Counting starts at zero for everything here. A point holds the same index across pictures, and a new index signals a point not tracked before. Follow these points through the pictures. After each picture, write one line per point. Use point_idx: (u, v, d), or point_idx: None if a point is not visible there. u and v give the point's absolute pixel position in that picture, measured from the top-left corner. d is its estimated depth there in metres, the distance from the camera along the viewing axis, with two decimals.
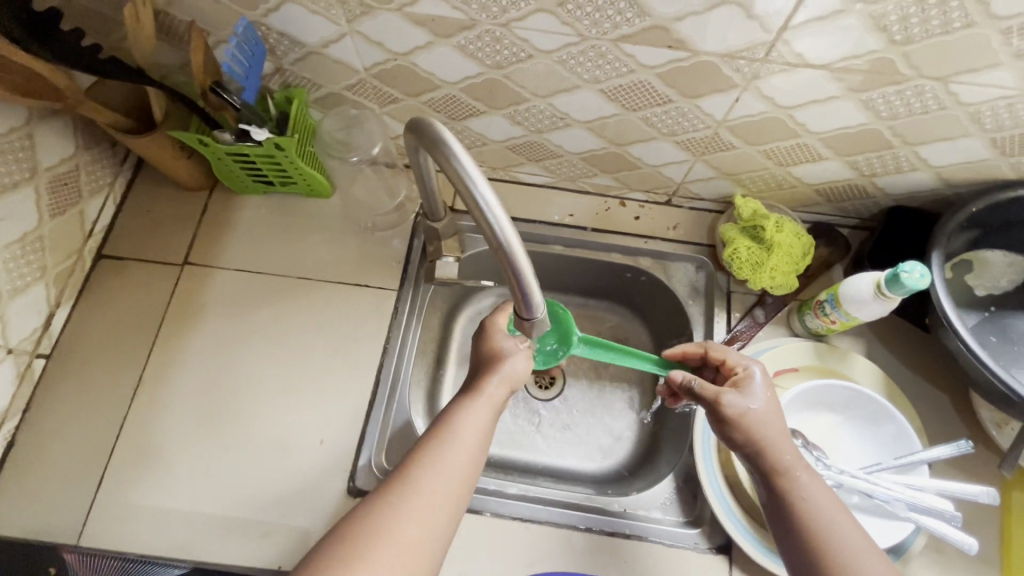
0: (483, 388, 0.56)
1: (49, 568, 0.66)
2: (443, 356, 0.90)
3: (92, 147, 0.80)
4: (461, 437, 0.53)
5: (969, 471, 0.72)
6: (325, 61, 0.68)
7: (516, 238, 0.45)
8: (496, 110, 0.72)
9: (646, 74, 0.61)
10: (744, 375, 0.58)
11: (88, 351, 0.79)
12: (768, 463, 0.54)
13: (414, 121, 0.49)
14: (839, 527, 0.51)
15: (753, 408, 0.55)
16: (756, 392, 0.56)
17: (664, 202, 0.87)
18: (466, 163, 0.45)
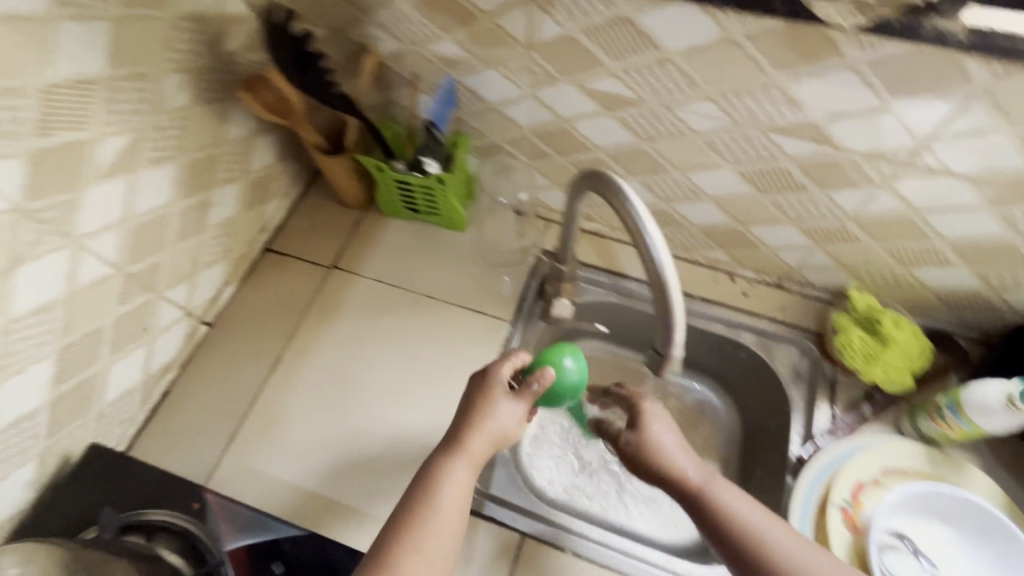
0: (466, 450, 0.56)
1: (192, 504, 0.68)
2: None
3: (285, 160, 0.96)
4: (447, 503, 0.54)
5: None
6: (498, 116, 0.80)
7: (675, 278, 0.51)
8: (634, 176, 0.80)
9: (786, 163, 0.68)
10: (639, 403, 0.64)
11: (241, 327, 0.90)
12: (679, 488, 0.59)
13: (594, 173, 0.58)
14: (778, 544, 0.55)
15: (655, 444, 0.61)
16: (656, 427, 0.62)
17: (774, 283, 0.90)
18: (645, 216, 0.52)
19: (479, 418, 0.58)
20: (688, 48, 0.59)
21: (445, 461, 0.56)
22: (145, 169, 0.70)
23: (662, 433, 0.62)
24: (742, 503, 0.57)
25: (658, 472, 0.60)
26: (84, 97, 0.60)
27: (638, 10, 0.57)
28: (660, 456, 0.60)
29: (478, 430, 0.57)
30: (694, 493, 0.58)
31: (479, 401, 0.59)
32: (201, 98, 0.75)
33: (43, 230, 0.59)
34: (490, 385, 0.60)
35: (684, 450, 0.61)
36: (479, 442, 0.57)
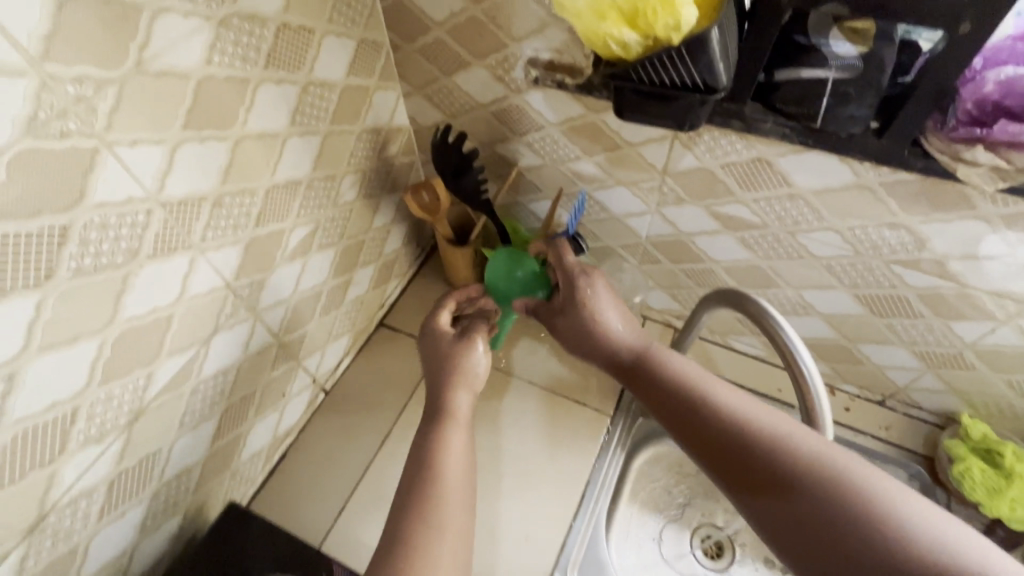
0: (453, 403, 0.67)
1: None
2: (620, 488, 0.93)
3: (409, 246, 1.07)
4: (452, 459, 0.61)
5: None
6: (618, 226, 0.88)
7: (823, 390, 0.57)
8: (745, 288, 0.86)
9: (905, 292, 0.72)
10: (574, 273, 0.70)
11: (356, 397, 0.97)
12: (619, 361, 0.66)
13: (739, 300, 0.63)
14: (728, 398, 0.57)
15: (592, 314, 0.68)
16: (594, 306, 0.68)
17: (876, 399, 0.91)
18: (802, 344, 0.57)
19: (452, 367, 0.69)
20: (821, 188, 0.65)
21: (438, 412, 0.66)
22: (314, 253, 0.79)
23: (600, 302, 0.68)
24: (679, 366, 0.63)
25: (599, 340, 0.67)
26: (290, 195, 0.70)
27: (778, 154, 0.65)
28: (598, 323, 0.67)
29: (457, 378, 0.69)
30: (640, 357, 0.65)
31: (449, 349, 0.71)
32: (363, 195, 0.86)
33: (237, 303, 0.68)
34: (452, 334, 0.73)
35: (617, 318, 0.68)
36: (463, 395, 0.68)
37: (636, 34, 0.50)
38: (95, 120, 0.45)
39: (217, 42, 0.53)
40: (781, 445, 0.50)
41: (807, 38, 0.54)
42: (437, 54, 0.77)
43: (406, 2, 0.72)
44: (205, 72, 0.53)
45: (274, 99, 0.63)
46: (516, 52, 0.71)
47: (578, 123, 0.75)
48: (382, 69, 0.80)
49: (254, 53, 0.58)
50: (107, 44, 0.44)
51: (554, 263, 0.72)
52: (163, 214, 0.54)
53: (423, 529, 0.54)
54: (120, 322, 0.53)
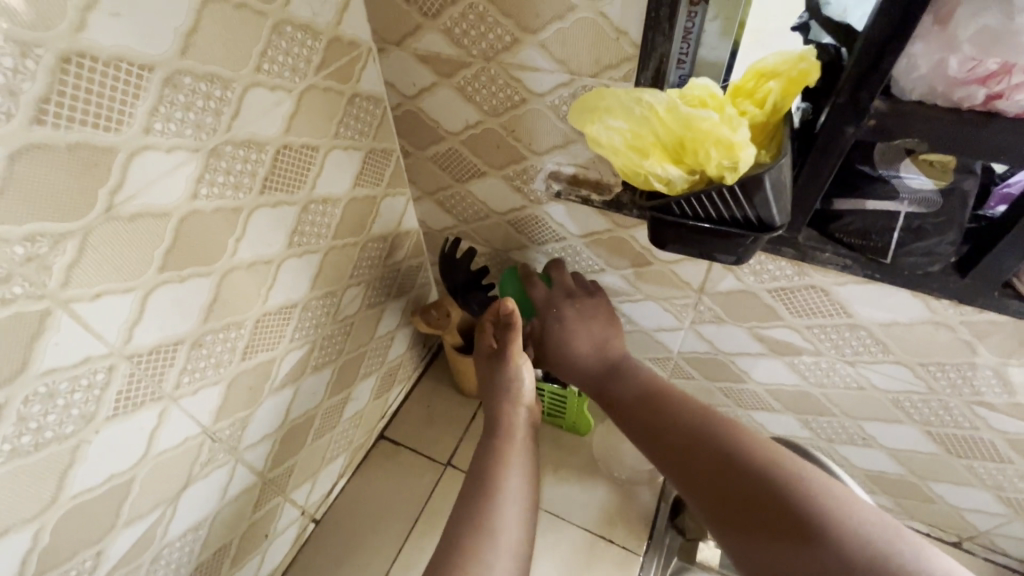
0: (511, 424, 0.62)
1: None
2: None
3: (415, 348, 0.99)
4: (510, 464, 0.56)
5: None
6: (647, 338, 0.80)
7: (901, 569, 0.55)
8: (791, 413, 0.76)
9: (990, 435, 0.62)
10: (559, 299, 0.70)
11: (350, 527, 0.86)
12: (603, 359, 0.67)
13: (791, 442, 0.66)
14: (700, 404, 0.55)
15: (581, 334, 0.68)
16: (572, 316, 0.69)
17: (952, 540, 0.78)
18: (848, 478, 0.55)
19: (500, 390, 0.65)
20: (887, 321, 0.57)
21: (488, 436, 0.61)
22: (309, 375, 0.71)
23: (589, 325, 0.69)
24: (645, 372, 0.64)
25: (579, 343, 0.68)
26: (284, 320, 0.63)
27: (835, 282, 0.57)
28: (578, 329, 0.69)
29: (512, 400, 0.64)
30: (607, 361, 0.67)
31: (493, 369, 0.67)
32: (367, 305, 0.79)
33: (215, 448, 0.59)
34: (493, 356, 0.69)
35: (596, 321, 0.69)
36: (518, 417, 0.63)
37: (681, 169, 0.44)
38: (49, 278, 0.39)
39: (206, 173, 0.48)
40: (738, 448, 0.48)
41: (874, 168, 0.48)
42: (450, 162, 0.72)
43: (419, 112, 0.68)
44: (191, 206, 0.47)
45: (270, 222, 0.57)
46: (537, 164, 0.65)
47: (603, 237, 0.69)
48: (391, 176, 0.75)
49: (249, 179, 0.52)
50: (70, 193, 0.38)
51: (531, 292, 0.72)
52: (128, 368, 0.46)
53: (477, 530, 0.49)
54: (65, 499, 0.45)
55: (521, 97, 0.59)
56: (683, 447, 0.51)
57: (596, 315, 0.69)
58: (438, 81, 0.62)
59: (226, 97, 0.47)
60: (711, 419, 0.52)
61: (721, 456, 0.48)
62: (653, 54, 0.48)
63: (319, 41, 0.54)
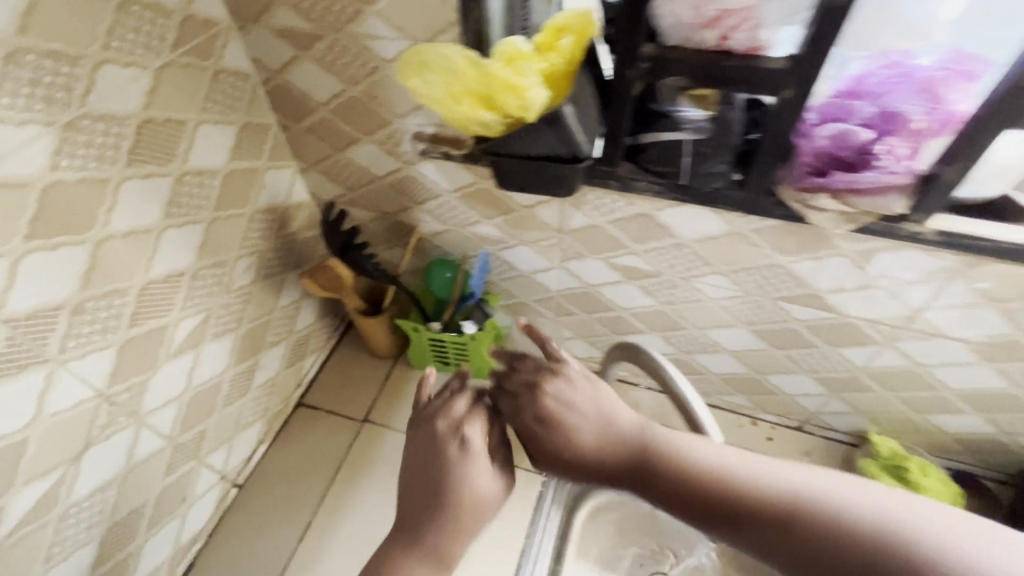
0: (429, 538, 0.50)
1: None
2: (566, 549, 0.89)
3: (326, 318, 1.04)
4: None
5: None
6: (528, 281, 0.89)
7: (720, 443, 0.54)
8: (656, 333, 0.88)
9: (796, 324, 0.75)
10: (508, 383, 0.56)
11: (274, 487, 0.91)
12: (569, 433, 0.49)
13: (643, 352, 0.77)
14: (698, 447, 0.45)
15: (538, 408, 0.52)
16: (535, 396, 0.52)
17: (795, 425, 0.94)
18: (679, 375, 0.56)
19: (425, 495, 0.52)
20: (699, 237, 0.69)
21: (402, 539, 0.51)
22: (208, 343, 0.75)
23: (543, 398, 0.52)
24: (633, 418, 0.49)
25: (540, 421, 0.51)
26: (172, 289, 0.67)
27: (656, 208, 0.68)
28: (539, 407, 0.51)
29: (456, 513, 0.50)
30: (639, 448, 0.46)
31: (432, 464, 0.52)
32: (262, 275, 0.84)
33: (114, 412, 0.63)
34: (426, 450, 0.54)
35: (556, 389, 0.52)
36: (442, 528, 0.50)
37: (494, 114, 0.52)
38: None
39: (63, 145, 0.51)
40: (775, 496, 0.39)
41: (660, 105, 0.58)
42: (325, 132, 0.78)
43: (287, 86, 0.72)
44: (51, 177, 0.51)
45: (141, 194, 0.60)
46: (400, 127, 0.72)
47: (470, 190, 0.77)
48: (272, 150, 0.79)
49: (112, 151, 0.56)
50: None
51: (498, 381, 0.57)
52: (5, 331, 0.50)
53: None
54: None
55: (372, 65, 0.65)
56: (725, 507, 0.40)
57: (558, 390, 0.52)
58: (298, 55, 0.67)
59: (75, 74, 0.50)
60: (726, 463, 0.42)
61: (767, 507, 0.39)
62: (470, 19, 0.56)
63: (170, 20, 0.58)
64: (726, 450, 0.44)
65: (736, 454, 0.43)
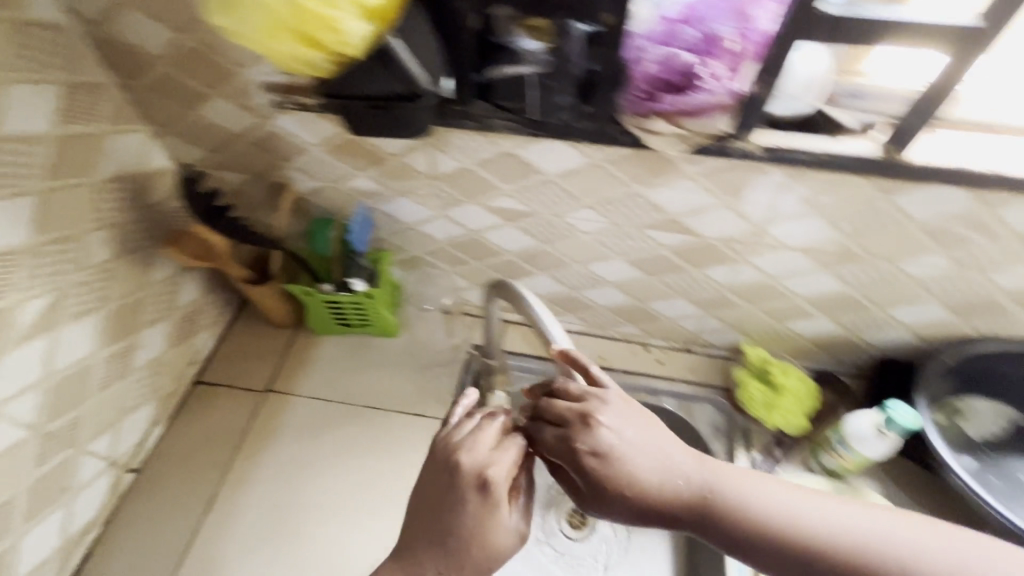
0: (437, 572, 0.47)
1: None
2: None
3: (215, 292, 0.99)
4: None
5: None
6: (415, 233, 0.90)
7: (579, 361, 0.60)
8: (542, 272, 0.91)
9: (662, 250, 0.80)
10: (551, 413, 0.51)
11: (176, 467, 0.89)
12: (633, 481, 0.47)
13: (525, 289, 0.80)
14: (755, 498, 0.47)
15: (591, 451, 0.48)
16: (586, 438, 0.48)
17: (682, 347, 1.01)
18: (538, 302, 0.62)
19: (438, 534, 0.48)
20: (561, 171, 0.71)
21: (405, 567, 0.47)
22: (66, 325, 0.71)
23: (596, 443, 0.48)
24: (699, 469, 0.48)
25: (592, 468, 0.48)
26: (4, 269, 0.62)
27: (516, 146, 0.69)
28: (588, 452, 0.48)
29: (460, 564, 0.47)
30: (702, 500, 0.47)
31: (446, 506, 0.48)
32: (125, 250, 0.79)
33: None
34: (454, 494, 0.49)
35: (613, 434, 0.48)
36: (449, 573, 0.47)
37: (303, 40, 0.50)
38: None
39: None
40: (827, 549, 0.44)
41: (499, 39, 0.58)
42: (171, 90, 0.73)
43: (113, 38, 0.67)
44: None
45: None
46: (247, 78, 0.68)
47: (336, 142, 0.75)
48: (113, 112, 0.73)
49: None
50: None
51: (539, 408, 0.52)
52: None
53: None
54: None
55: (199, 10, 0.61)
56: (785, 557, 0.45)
57: (616, 433, 0.48)
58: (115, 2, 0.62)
59: None
60: (784, 514, 0.46)
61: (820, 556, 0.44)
62: None
63: None
64: (776, 487, 0.48)
65: (789, 489, 0.48)
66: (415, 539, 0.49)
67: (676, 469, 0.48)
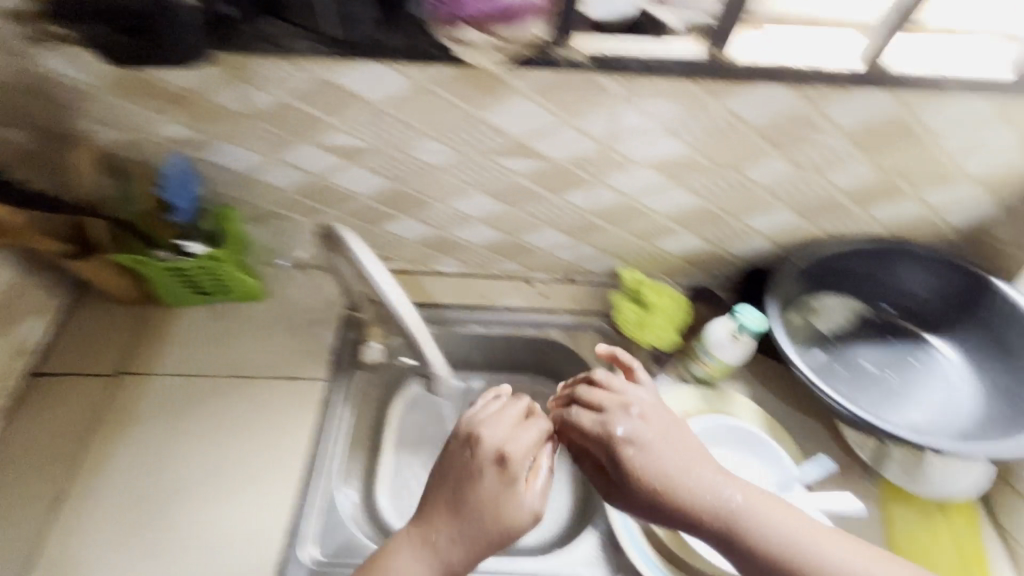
0: (465, 521, 0.61)
1: None
2: (377, 442, 1.02)
3: (40, 272, 0.87)
4: (418, 556, 0.60)
5: (835, 482, 0.82)
6: (257, 184, 0.81)
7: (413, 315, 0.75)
8: (406, 215, 0.85)
9: (518, 178, 0.76)
10: (589, 403, 0.67)
11: (18, 466, 0.80)
12: (656, 474, 0.60)
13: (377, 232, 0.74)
14: (780, 518, 0.58)
15: (628, 445, 0.62)
16: (621, 431, 0.63)
17: (565, 279, 1.00)
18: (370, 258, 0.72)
19: (462, 494, 0.62)
20: (387, 97, 0.65)
21: (439, 514, 0.62)
22: None
23: (641, 436, 0.62)
24: (723, 483, 0.60)
25: (627, 457, 0.61)
26: None
27: (329, 71, 0.62)
28: (621, 442, 0.62)
29: (482, 522, 0.60)
30: (716, 507, 0.58)
31: (467, 475, 0.63)
32: None
33: None
34: (485, 465, 0.63)
35: (665, 438, 0.63)
36: (476, 524, 0.60)
37: None
38: None
39: None
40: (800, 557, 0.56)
41: None
42: None
43: None
44: None
45: None
46: None
47: (126, 79, 0.66)
48: None
49: None
50: None
51: (586, 399, 0.67)
52: None
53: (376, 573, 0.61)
54: None
55: None
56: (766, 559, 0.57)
57: (645, 432, 0.63)
58: None
59: None
60: (778, 530, 0.57)
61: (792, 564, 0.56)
62: None
63: None
64: (784, 514, 0.59)
65: (765, 500, 0.59)
66: (442, 493, 0.63)
67: (696, 469, 0.61)
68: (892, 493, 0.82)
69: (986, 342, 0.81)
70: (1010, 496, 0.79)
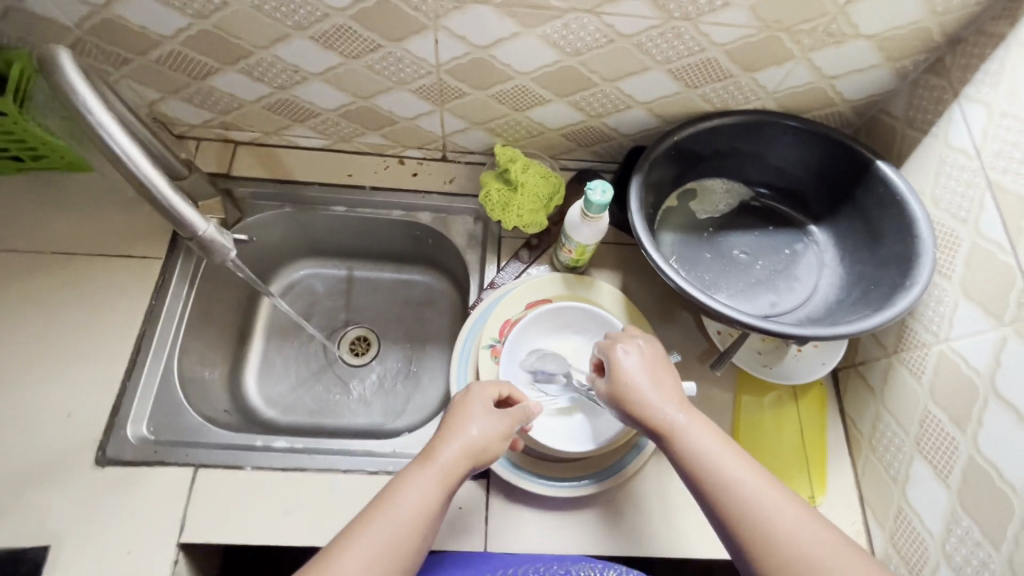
0: (456, 438, 0.59)
1: None
2: (248, 331, 0.96)
3: None
4: (419, 479, 0.57)
5: (691, 370, 0.81)
6: (36, 20, 0.68)
7: (155, 175, 0.58)
8: (228, 67, 0.73)
9: (341, 18, 0.64)
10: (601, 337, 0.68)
11: None
12: (628, 393, 0.60)
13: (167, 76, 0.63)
14: (726, 455, 0.56)
15: (614, 362, 0.62)
16: (622, 352, 0.63)
17: (440, 156, 0.90)
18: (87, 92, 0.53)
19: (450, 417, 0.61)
20: None
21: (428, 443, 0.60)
22: None
23: (625, 359, 0.62)
24: (681, 413, 0.58)
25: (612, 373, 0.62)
26: None
27: None
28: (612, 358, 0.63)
29: (476, 433, 0.60)
30: (663, 429, 0.58)
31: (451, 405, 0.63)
32: None
33: None
34: (468, 393, 0.64)
35: (649, 366, 0.62)
36: (469, 436, 0.59)
37: None
38: None
39: None
40: (732, 489, 0.54)
41: None
42: None
43: None
44: None
45: None
46: None
47: None
48: None
49: None
50: None
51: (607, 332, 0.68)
52: None
53: (373, 507, 0.56)
54: None
55: None
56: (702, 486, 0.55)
57: (636, 359, 0.62)
58: None
59: None
60: (718, 462, 0.55)
61: (728, 495, 0.54)
62: None
63: None
64: (726, 449, 0.56)
65: (716, 434, 0.58)
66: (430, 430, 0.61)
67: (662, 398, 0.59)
68: (747, 382, 0.81)
69: (856, 227, 0.75)
70: (857, 385, 0.78)
